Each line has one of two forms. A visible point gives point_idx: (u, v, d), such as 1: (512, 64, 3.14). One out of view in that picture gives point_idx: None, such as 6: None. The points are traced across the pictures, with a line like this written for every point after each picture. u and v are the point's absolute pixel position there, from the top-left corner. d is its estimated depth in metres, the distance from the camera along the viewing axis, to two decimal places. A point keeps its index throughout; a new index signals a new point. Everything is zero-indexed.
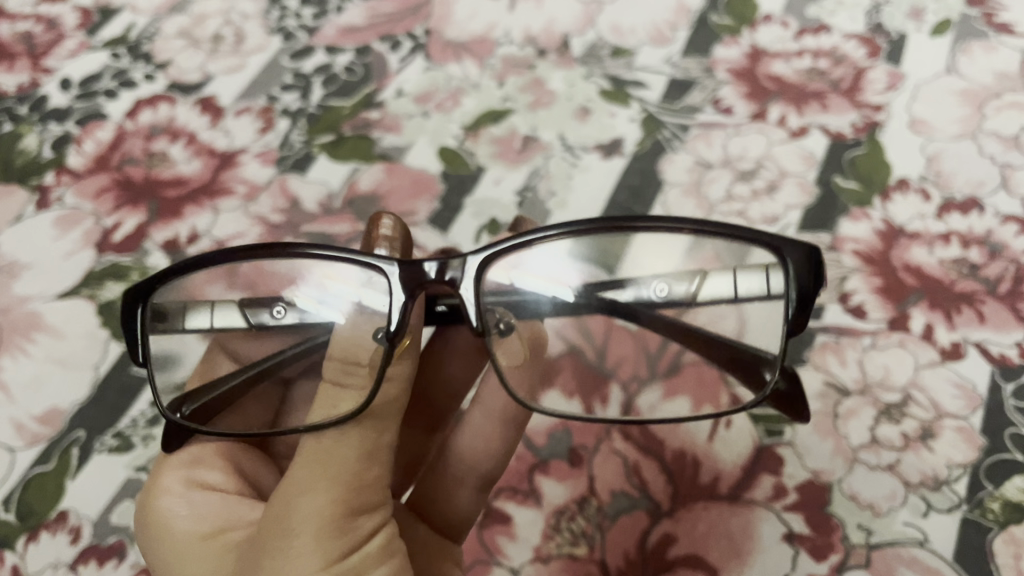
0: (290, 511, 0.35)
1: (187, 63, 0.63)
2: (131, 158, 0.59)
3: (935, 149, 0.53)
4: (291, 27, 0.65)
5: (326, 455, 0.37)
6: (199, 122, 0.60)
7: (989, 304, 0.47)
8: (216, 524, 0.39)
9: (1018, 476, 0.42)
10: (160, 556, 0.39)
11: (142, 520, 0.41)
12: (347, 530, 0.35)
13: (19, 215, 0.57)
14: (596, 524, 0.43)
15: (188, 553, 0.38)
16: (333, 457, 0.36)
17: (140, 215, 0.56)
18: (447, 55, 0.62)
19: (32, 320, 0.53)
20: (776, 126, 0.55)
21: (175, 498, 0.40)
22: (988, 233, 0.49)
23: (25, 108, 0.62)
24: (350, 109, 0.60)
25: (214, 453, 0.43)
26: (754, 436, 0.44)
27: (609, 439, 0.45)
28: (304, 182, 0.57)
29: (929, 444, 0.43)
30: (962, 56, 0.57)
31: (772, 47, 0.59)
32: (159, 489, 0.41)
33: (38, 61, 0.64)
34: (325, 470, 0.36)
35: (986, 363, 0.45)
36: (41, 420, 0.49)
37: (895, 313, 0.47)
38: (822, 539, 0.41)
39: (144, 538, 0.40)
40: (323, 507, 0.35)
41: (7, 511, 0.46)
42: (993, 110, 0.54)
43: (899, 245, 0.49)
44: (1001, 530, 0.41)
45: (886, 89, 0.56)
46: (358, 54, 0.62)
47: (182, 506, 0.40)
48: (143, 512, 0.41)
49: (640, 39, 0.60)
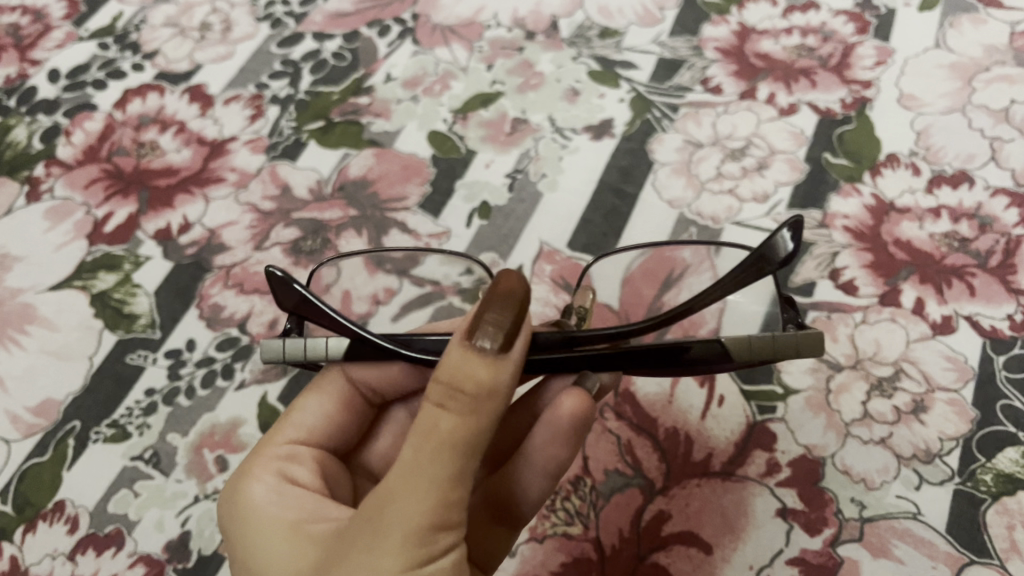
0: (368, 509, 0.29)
1: (175, 53, 0.63)
2: (121, 149, 0.59)
3: (924, 123, 0.53)
4: (278, 14, 0.64)
5: (417, 446, 0.29)
6: (188, 111, 0.60)
7: (980, 277, 0.47)
8: (299, 514, 0.34)
9: (1011, 447, 0.42)
10: (242, 542, 0.34)
11: (225, 507, 0.37)
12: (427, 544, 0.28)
13: (10, 207, 0.57)
14: (591, 504, 0.43)
15: (266, 535, 0.33)
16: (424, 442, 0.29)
17: (131, 205, 0.56)
18: (436, 39, 0.61)
19: (25, 313, 0.53)
20: (765, 104, 0.55)
21: (263, 483, 0.36)
22: (978, 207, 0.49)
23: (13, 100, 0.62)
24: (339, 94, 0.60)
25: (307, 453, 0.39)
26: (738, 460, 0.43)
27: (603, 419, 0.45)
28: (294, 169, 0.57)
29: (921, 417, 0.43)
30: (951, 29, 0.57)
31: (760, 25, 0.59)
32: (250, 474, 0.37)
33: (25, 53, 0.64)
34: (408, 465, 0.28)
35: (977, 336, 0.45)
36: (36, 412, 0.49)
37: (886, 287, 0.47)
38: (815, 514, 0.41)
39: (225, 519, 0.36)
40: (411, 506, 0.28)
41: (4, 502, 0.47)
42: (982, 83, 0.54)
43: (890, 220, 0.49)
44: (994, 501, 0.41)
45: (875, 65, 0.56)
46: (347, 40, 0.62)
47: (268, 495, 0.35)
48: (231, 490, 0.37)
49: (629, 19, 0.60)
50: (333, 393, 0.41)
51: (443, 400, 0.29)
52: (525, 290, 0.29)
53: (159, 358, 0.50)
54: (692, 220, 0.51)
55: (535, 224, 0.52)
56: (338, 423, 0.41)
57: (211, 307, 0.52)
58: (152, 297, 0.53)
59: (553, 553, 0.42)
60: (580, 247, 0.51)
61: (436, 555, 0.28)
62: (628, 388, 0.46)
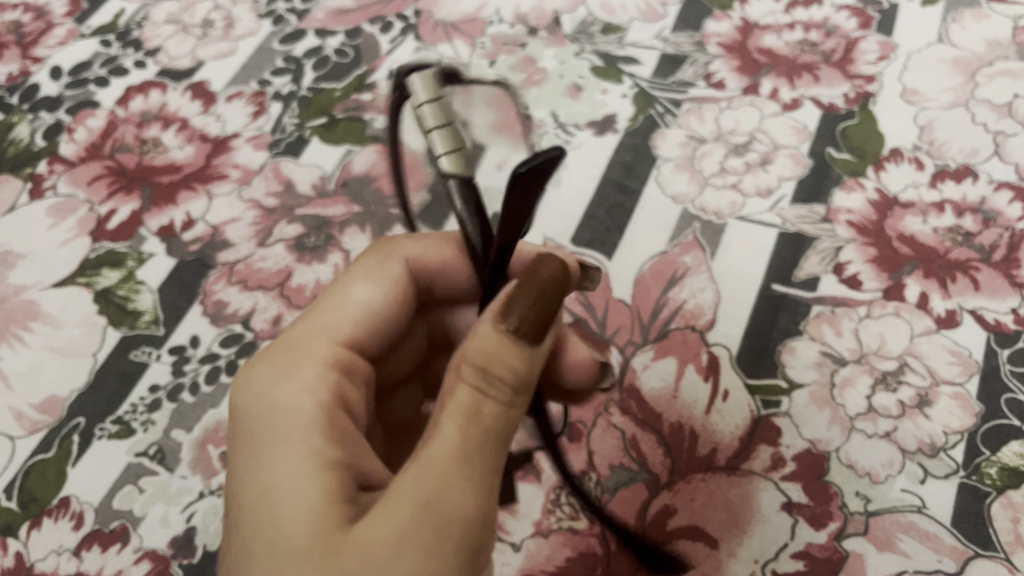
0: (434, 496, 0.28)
1: (177, 50, 0.63)
2: (124, 146, 0.59)
3: (928, 118, 0.53)
4: (280, 11, 0.64)
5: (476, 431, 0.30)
6: (190, 108, 0.60)
7: (983, 271, 0.47)
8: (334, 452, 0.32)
9: (1016, 441, 0.42)
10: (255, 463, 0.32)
11: (252, 411, 0.34)
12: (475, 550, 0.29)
13: (13, 204, 0.57)
14: (596, 499, 0.43)
15: (290, 459, 0.31)
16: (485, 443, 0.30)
17: (134, 202, 0.56)
18: (438, 35, 0.61)
19: (29, 310, 0.53)
20: (768, 99, 0.55)
21: (303, 391, 0.34)
22: (982, 201, 0.49)
23: (16, 98, 0.62)
24: (341, 91, 0.60)
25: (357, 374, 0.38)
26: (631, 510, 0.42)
27: (608, 414, 0.45)
28: (297, 166, 0.57)
29: (925, 411, 0.43)
30: (953, 24, 0.57)
31: (763, 20, 0.59)
32: (291, 377, 0.35)
33: (27, 50, 0.64)
34: (477, 462, 0.29)
35: (982, 330, 0.45)
36: (40, 409, 0.49)
37: (889, 282, 0.47)
38: (821, 508, 0.41)
39: (247, 425, 0.33)
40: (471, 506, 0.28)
41: (9, 499, 0.47)
42: (986, 77, 0.54)
43: (893, 215, 0.49)
44: (999, 495, 0.41)
45: (878, 60, 0.56)
46: (349, 36, 0.62)
47: (304, 412, 0.33)
48: (258, 396, 0.34)
49: (632, 15, 0.60)
50: (389, 285, 0.40)
51: (480, 383, 0.30)
52: (564, 278, 0.31)
53: (163, 355, 0.50)
54: (696, 216, 0.51)
55: (537, 220, 0.52)
56: (379, 328, 0.39)
57: (214, 303, 0.52)
58: (156, 294, 0.53)
59: (560, 547, 0.42)
60: (583, 243, 0.51)
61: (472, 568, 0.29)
62: (633, 382, 0.46)
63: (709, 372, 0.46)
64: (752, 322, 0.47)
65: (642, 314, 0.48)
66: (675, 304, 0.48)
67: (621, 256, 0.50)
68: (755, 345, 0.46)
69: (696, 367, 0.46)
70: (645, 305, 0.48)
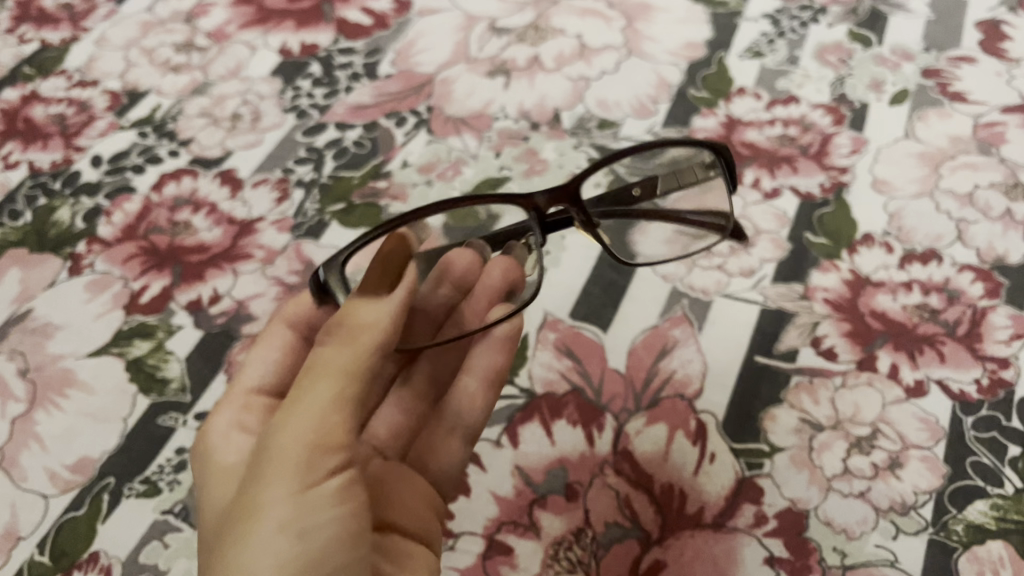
0: (273, 447, 0.37)
1: (208, 140, 0.69)
2: (157, 228, 0.64)
3: (897, 206, 0.58)
4: (304, 106, 0.70)
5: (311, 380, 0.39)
6: (219, 193, 0.65)
7: (948, 345, 0.51)
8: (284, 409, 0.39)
9: (980, 500, 0.46)
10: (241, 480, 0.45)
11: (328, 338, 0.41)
12: (300, 504, 0.36)
13: (52, 281, 0.61)
14: (591, 553, 0.47)
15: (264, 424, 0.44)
16: (323, 431, 0.37)
17: (165, 279, 0.61)
18: (449, 128, 0.67)
19: (65, 377, 0.57)
20: (750, 188, 0.60)
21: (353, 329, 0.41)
22: (946, 281, 0.54)
23: (58, 183, 0.67)
24: (359, 178, 0.65)
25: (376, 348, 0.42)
26: (690, 171, 0.53)
27: (603, 475, 0.49)
28: (318, 247, 0.62)
29: (896, 473, 0.47)
30: (919, 122, 0.62)
31: (745, 117, 0.64)
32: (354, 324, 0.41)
33: (70, 140, 0.69)
34: (312, 440, 0.36)
35: (947, 398, 0.49)
36: (73, 469, 0.53)
37: (863, 354, 0.51)
38: (800, 562, 0.45)
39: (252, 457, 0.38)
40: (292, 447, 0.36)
41: (42, 553, 0.50)
42: (948, 170, 0.59)
43: (866, 293, 0.54)
44: (965, 550, 0.44)
45: (850, 153, 0.61)
46: (366, 129, 0.68)
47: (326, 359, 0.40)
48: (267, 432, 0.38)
49: (625, 112, 0.66)
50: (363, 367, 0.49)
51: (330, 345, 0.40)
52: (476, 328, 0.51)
53: (189, 420, 0.54)
54: (684, 293, 0.55)
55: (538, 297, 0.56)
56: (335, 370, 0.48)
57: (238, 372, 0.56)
58: (184, 363, 0.57)
59: (602, 494, 0.48)
60: (581, 316, 0.55)
61: (302, 508, 0.36)
62: (626, 446, 0.50)
63: (697, 437, 0.49)
64: (737, 390, 0.51)
65: (634, 384, 0.52)
66: (666, 373, 0.52)
67: (617, 329, 0.54)
68: (739, 413, 0.50)
69: (685, 432, 0.50)
70: (638, 373, 0.52)
